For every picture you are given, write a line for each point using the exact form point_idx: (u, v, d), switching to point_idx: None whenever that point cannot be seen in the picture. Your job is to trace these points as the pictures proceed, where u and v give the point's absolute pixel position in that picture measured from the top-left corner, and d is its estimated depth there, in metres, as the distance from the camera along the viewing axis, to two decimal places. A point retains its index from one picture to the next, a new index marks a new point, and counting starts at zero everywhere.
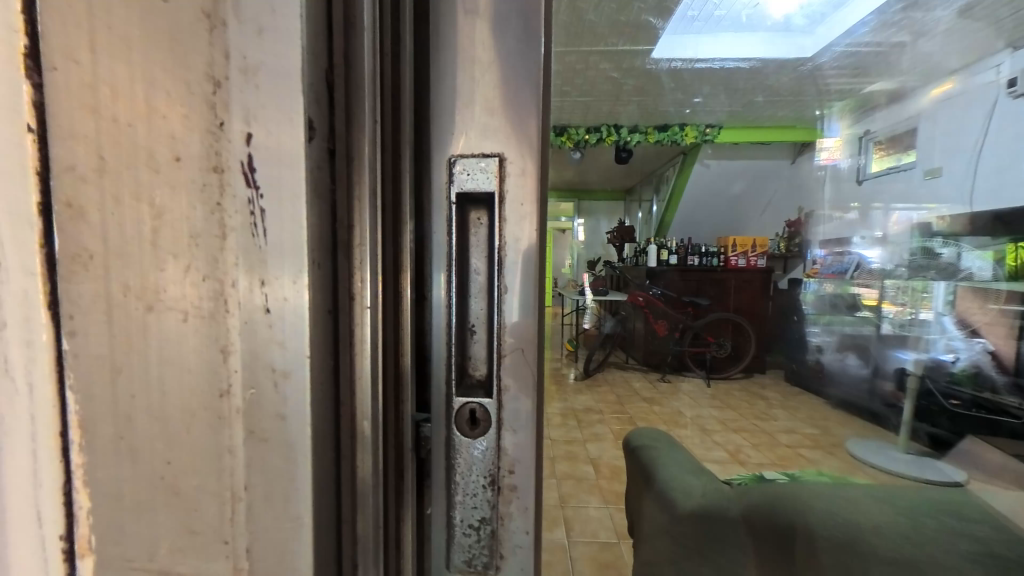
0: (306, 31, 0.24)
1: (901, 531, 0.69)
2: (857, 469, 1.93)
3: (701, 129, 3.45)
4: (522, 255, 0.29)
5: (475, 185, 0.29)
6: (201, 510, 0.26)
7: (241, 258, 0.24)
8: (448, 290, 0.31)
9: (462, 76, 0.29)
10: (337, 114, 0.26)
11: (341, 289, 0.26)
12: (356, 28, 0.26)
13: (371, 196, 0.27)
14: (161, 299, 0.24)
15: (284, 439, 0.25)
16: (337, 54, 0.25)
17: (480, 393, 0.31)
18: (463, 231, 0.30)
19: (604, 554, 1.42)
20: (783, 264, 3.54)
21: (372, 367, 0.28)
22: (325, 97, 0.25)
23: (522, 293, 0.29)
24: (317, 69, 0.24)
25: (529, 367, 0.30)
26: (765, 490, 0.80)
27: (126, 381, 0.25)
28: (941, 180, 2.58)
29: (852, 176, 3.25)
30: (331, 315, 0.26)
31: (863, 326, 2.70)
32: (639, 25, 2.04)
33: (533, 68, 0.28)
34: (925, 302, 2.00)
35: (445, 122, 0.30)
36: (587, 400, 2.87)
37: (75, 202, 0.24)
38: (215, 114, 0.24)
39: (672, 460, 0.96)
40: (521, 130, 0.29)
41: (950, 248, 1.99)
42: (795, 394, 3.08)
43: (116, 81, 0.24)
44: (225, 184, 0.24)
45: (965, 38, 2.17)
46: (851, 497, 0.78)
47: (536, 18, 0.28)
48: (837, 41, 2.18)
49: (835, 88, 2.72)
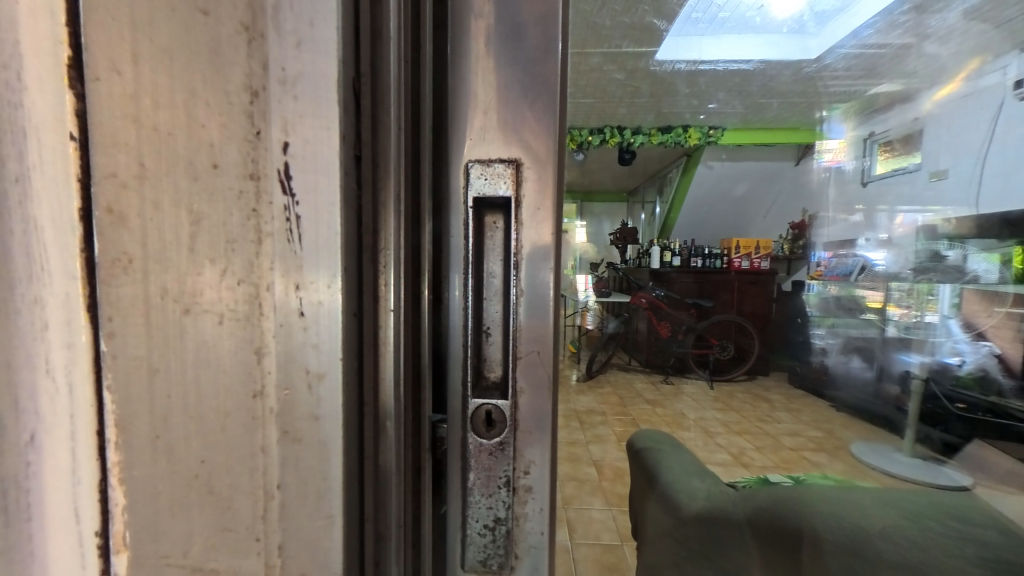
0: (335, 41, 0.24)
1: (910, 536, 0.69)
2: (863, 472, 1.95)
3: (705, 131, 3.44)
4: (540, 259, 0.29)
5: (492, 190, 0.30)
6: (235, 509, 0.26)
7: (278, 263, 0.25)
8: (464, 293, 0.31)
9: (480, 81, 0.29)
10: (363, 122, 0.26)
11: (364, 291, 0.26)
12: (383, 38, 0.27)
13: (395, 200, 0.28)
14: (198, 302, 0.25)
15: (316, 440, 0.25)
16: (364, 64, 0.26)
17: (495, 395, 0.31)
18: (480, 234, 0.30)
19: (607, 557, 1.42)
20: (786, 266, 3.64)
21: (393, 367, 0.28)
22: (351, 103, 0.25)
23: (539, 296, 0.30)
24: (346, 79, 0.25)
25: (545, 369, 0.30)
26: (772, 493, 0.79)
27: (162, 382, 0.25)
28: (947, 183, 2.55)
29: (857, 178, 3.26)
30: (356, 317, 0.26)
31: (868, 329, 2.67)
32: (643, 27, 2.04)
33: (551, 73, 0.29)
34: (931, 304, 1.96)
35: (462, 126, 0.30)
36: (590, 401, 2.87)
37: (116, 208, 0.24)
38: (252, 123, 0.25)
39: (678, 463, 0.96)
40: (540, 134, 0.29)
41: (955, 249, 1.93)
42: (799, 397, 3.07)
43: (157, 90, 0.24)
44: (261, 191, 0.25)
45: (972, 40, 2.16)
46: (859, 501, 0.77)
47: (554, 24, 0.29)
48: (843, 42, 2.17)
49: (840, 89, 2.71)
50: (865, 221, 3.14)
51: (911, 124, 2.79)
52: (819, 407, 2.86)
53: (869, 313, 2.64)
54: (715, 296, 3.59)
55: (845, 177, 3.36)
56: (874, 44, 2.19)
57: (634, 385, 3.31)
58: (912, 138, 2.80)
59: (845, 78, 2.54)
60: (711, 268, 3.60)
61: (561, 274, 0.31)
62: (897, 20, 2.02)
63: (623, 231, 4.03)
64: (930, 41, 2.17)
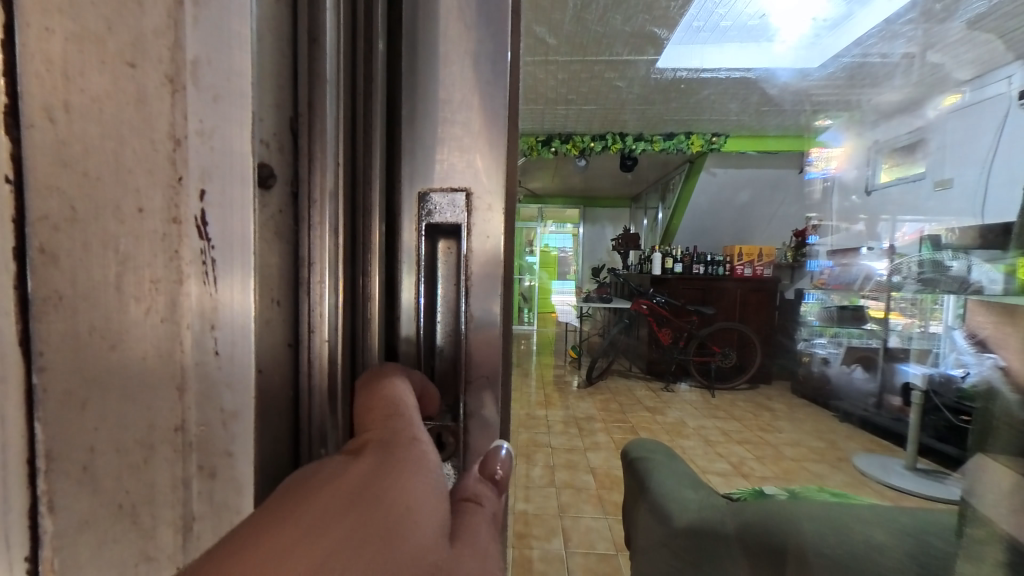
0: (273, 90, 0.30)
1: (905, 553, 0.66)
2: (863, 486, 1.93)
3: (707, 138, 3.41)
4: (481, 281, 0.35)
5: (444, 218, 0.35)
6: (158, 537, 0.28)
7: (195, 305, 0.28)
8: (415, 301, 0.36)
9: (444, 118, 0.34)
10: (300, 163, 0.31)
11: (300, 321, 0.31)
12: (320, 79, 0.30)
13: (335, 239, 0.32)
14: (127, 333, 0.27)
15: (232, 474, 0.29)
16: (301, 106, 0.31)
17: (448, 417, 0.36)
18: (433, 260, 0.35)
19: (601, 566, 1.40)
20: (790, 274, 3.62)
21: (321, 390, 0.31)
22: (289, 145, 0.30)
23: (479, 314, 0.35)
24: (282, 119, 0.30)
25: (491, 383, 0.35)
26: (761, 507, 0.77)
27: (94, 410, 0.27)
28: (952, 191, 2.51)
29: (861, 185, 3.22)
30: (291, 347, 0.31)
31: (870, 339, 2.66)
32: (644, 36, 2.06)
33: (501, 106, 0.34)
34: (936, 314, 2.03)
35: (432, 153, 0.34)
36: (589, 409, 2.90)
37: (50, 248, 0.26)
38: (175, 169, 0.27)
39: (670, 471, 0.97)
40: (488, 166, 0.34)
41: (960, 260, 1.84)
42: (801, 406, 3.06)
43: (89, 140, 0.26)
44: (182, 235, 0.28)
45: (975, 49, 2.12)
46: (855, 514, 0.74)
47: (503, 64, 0.34)
48: (845, 51, 2.18)
49: (840, 97, 2.71)
50: (868, 230, 3.15)
51: (914, 134, 2.76)
52: (820, 416, 2.86)
53: (870, 323, 2.65)
54: (718, 304, 3.59)
55: (847, 185, 3.34)
56: (877, 53, 2.19)
57: (633, 392, 3.32)
58: (914, 147, 2.78)
59: (845, 86, 2.55)
60: (712, 275, 3.62)
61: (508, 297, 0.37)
62: (899, 30, 2.00)
63: (625, 237, 4.15)
64: (934, 51, 2.17)
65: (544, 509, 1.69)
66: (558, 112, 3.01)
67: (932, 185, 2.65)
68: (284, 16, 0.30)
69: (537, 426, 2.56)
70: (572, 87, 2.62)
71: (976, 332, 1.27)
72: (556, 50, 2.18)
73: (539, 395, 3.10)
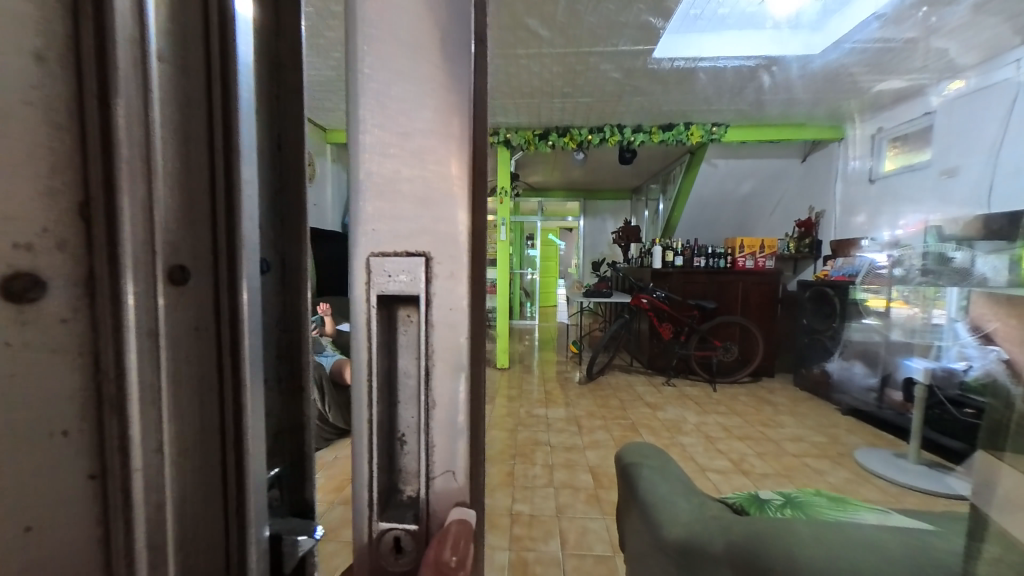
0: (45, 171, 0.25)
1: (911, 559, 0.63)
2: (864, 483, 1.92)
3: (707, 128, 3.33)
4: (443, 351, 0.37)
5: (399, 290, 0.36)
6: None
7: None
8: (369, 372, 0.37)
9: (392, 170, 0.36)
10: (100, 256, 0.27)
11: (108, 445, 0.27)
12: (116, 153, 0.27)
13: (150, 339, 0.28)
14: None
15: None
16: (94, 183, 0.27)
17: (410, 513, 0.38)
18: (392, 328, 0.37)
19: (598, 569, 1.38)
20: (793, 265, 3.77)
21: (148, 495, 0.28)
22: (76, 238, 0.26)
23: (441, 382, 0.37)
24: (63, 204, 0.26)
25: (456, 456, 0.38)
26: (748, 526, 0.73)
27: None
28: (954, 182, 2.42)
29: (864, 176, 3.14)
30: (96, 481, 0.27)
31: (872, 333, 2.60)
32: (639, 26, 2.00)
33: (456, 157, 0.35)
34: (938, 303, 1.86)
35: (369, 220, 0.36)
36: (589, 406, 2.91)
37: None
38: None
39: (663, 481, 0.94)
40: (441, 232, 0.36)
41: (962, 251, 1.79)
42: (804, 399, 3.04)
43: None
44: None
45: (981, 34, 2.04)
46: (854, 528, 0.71)
47: (456, 111, 0.35)
48: (847, 36, 2.09)
49: (843, 85, 2.64)
50: (868, 223, 3.10)
51: (922, 120, 2.64)
52: (823, 409, 2.85)
53: (872, 318, 2.55)
54: (719, 297, 3.58)
55: (850, 176, 3.29)
56: (881, 38, 2.11)
57: (633, 387, 3.32)
58: (925, 133, 2.64)
59: (846, 74, 2.48)
60: (714, 268, 3.58)
61: (473, 359, 0.39)
62: (904, 15, 1.92)
63: (626, 231, 4.27)
64: (937, 36, 2.09)
65: (541, 510, 1.68)
66: (555, 105, 2.97)
67: (938, 174, 2.54)
68: (61, 77, 0.25)
69: (537, 424, 2.58)
70: (568, 80, 2.58)
71: (982, 326, 1.24)
72: (550, 43, 2.17)
73: (539, 394, 3.11)
